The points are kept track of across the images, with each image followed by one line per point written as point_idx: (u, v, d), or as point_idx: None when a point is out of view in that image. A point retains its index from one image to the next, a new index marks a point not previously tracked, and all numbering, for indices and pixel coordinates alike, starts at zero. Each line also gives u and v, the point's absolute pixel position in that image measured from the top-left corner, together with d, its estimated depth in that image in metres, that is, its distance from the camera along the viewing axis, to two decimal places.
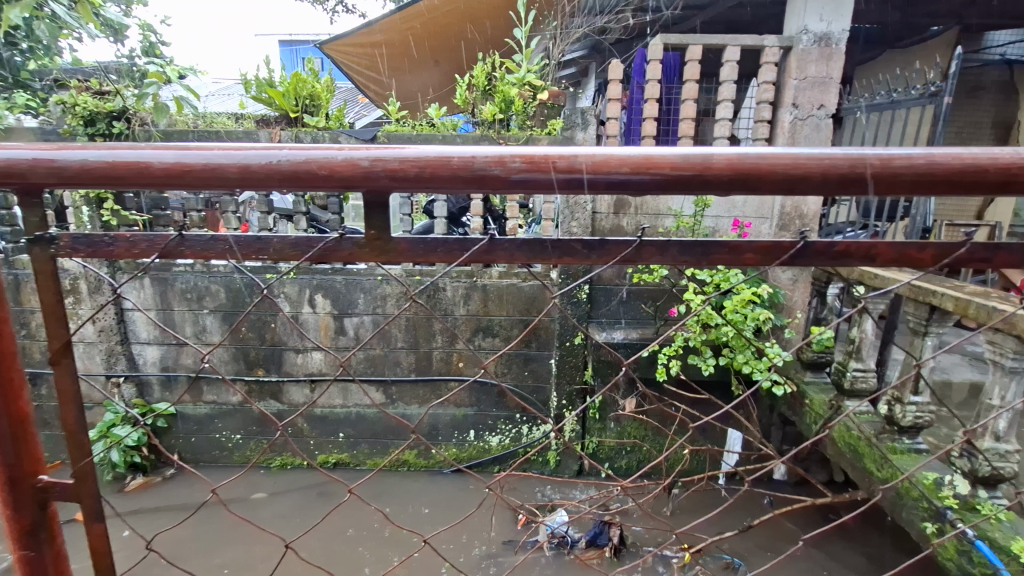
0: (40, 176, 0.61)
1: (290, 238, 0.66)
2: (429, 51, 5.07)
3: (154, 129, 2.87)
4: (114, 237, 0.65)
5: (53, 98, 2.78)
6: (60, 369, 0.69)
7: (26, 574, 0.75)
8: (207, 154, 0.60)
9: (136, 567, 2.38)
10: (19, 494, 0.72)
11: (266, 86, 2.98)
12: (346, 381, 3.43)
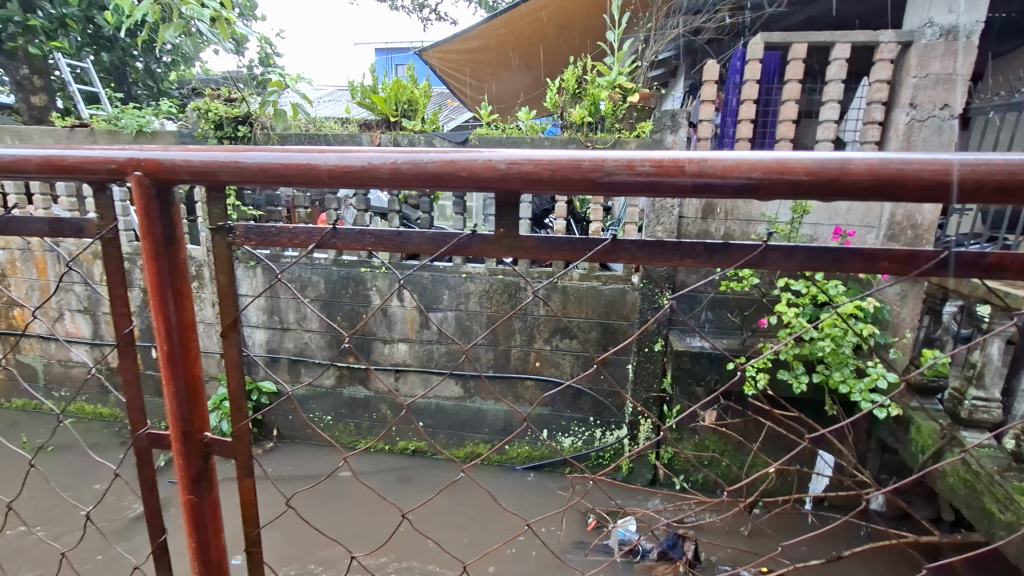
0: (227, 175, 0.71)
1: (426, 234, 0.73)
2: (522, 56, 5.19)
3: (272, 132, 3.18)
4: (279, 228, 0.75)
5: (191, 105, 3.15)
6: (229, 340, 0.80)
7: (189, 516, 0.87)
8: (365, 157, 0.67)
9: (279, 520, 2.76)
10: (190, 447, 0.84)
11: (370, 93, 3.22)
12: (428, 372, 3.60)
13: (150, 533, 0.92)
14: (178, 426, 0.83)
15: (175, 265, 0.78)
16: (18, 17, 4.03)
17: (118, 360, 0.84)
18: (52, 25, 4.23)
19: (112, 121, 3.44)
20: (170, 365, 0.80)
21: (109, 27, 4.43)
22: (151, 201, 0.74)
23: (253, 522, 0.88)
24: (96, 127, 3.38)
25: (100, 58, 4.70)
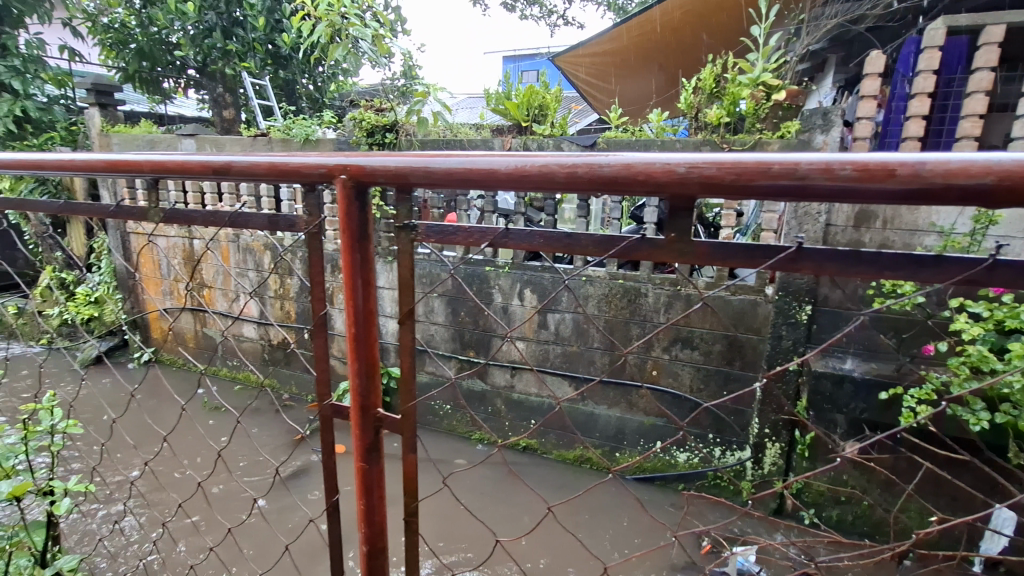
0: (417, 178, 0.79)
1: (595, 237, 0.75)
2: (656, 56, 5.07)
3: (415, 139, 3.45)
4: (456, 228, 0.83)
5: (349, 115, 3.54)
6: (405, 327, 0.88)
7: (360, 481, 0.97)
8: (543, 161, 0.70)
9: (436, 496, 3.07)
10: (366, 421, 0.94)
11: (504, 99, 3.34)
12: (542, 371, 3.65)
13: (326, 491, 1.04)
14: (358, 400, 0.94)
15: (365, 257, 0.88)
16: (219, 44, 4.81)
17: (312, 339, 0.96)
18: (243, 48, 5.00)
19: (285, 131, 3.97)
20: (356, 346, 0.91)
21: (284, 49, 5.12)
22: (352, 202, 0.85)
23: (414, 494, 0.96)
24: (274, 136, 3.92)
25: (275, 75, 5.45)
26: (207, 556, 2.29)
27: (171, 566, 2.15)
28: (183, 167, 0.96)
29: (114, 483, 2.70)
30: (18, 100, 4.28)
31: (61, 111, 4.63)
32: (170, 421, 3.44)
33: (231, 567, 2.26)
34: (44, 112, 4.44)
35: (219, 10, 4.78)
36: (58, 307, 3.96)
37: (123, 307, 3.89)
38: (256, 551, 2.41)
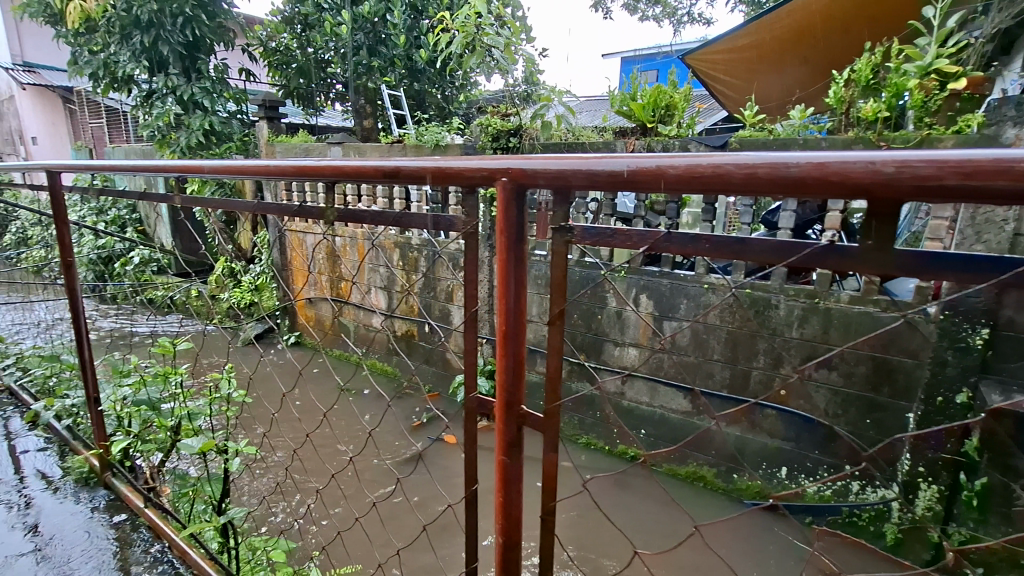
0: (578, 180, 0.79)
1: (772, 243, 0.70)
2: (804, 46, 4.65)
3: (537, 142, 3.52)
4: (615, 230, 0.82)
5: (477, 121, 3.73)
6: (555, 328, 0.89)
7: (501, 475, 1.00)
8: (719, 161, 0.66)
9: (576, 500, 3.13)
10: (511, 416, 0.97)
11: (629, 100, 3.28)
12: (656, 381, 3.52)
13: (464, 480, 1.09)
14: (503, 396, 0.96)
15: (520, 258, 0.90)
16: (365, 61, 5.31)
17: (463, 334, 1.00)
18: (385, 64, 5.46)
19: (419, 137, 4.25)
20: (506, 343, 0.93)
21: (420, 62, 5.51)
22: (511, 204, 0.87)
23: (552, 493, 0.97)
24: (409, 142, 4.22)
25: (410, 87, 5.87)
26: (353, 526, 2.54)
27: (321, 531, 2.40)
28: (357, 171, 1.04)
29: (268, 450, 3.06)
30: (207, 116, 5.05)
31: (237, 125, 5.38)
32: (332, 398, 3.92)
33: (372, 540, 2.48)
34: (225, 126, 5.20)
35: (367, 31, 5.28)
36: (227, 293, 4.60)
37: (276, 295, 4.42)
38: (392, 528, 2.62)
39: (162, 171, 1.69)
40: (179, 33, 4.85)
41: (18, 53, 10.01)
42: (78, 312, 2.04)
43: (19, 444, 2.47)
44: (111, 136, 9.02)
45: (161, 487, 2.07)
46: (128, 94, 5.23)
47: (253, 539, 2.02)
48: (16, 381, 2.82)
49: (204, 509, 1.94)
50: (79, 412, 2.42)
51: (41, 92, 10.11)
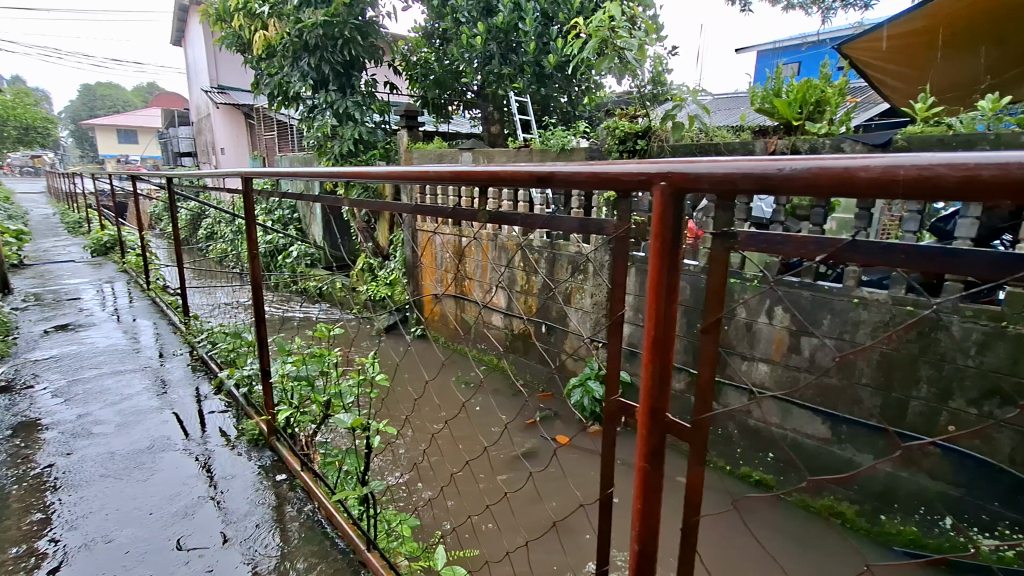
0: (747, 185, 0.73)
1: (994, 256, 0.61)
2: (1005, 22, 3.98)
3: (667, 144, 3.40)
4: (788, 235, 0.77)
5: (605, 125, 3.73)
6: (709, 337, 0.85)
7: (641, 481, 0.99)
8: (928, 162, 0.57)
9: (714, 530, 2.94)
10: (656, 423, 0.94)
11: (773, 97, 3.05)
12: (789, 402, 3.22)
13: (601, 483, 1.09)
14: (649, 402, 0.94)
15: (675, 263, 0.86)
16: (497, 69, 5.54)
17: (607, 338, 0.99)
18: (515, 71, 5.64)
19: (546, 142, 4.35)
20: (655, 349, 0.91)
21: (549, 68, 5.61)
22: (668, 211, 0.84)
23: (697, 506, 0.93)
24: (535, 147, 4.34)
25: (537, 93, 6.00)
26: (484, 512, 2.70)
27: (451, 517, 2.53)
28: (508, 176, 1.07)
29: (409, 431, 3.33)
30: (358, 126, 5.60)
31: (382, 134, 5.91)
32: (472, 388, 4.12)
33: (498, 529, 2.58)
34: (371, 135, 5.73)
35: (500, 41, 5.50)
36: (366, 286, 5.07)
37: (407, 290, 4.78)
38: (516, 524, 2.67)
39: (319, 174, 1.91)
40: (339, 54, 5.44)
41: (214, 79, 11.95)
42: (259, 298, 2.39)
43: (207, 405, 2.94)
44: (279, 147, 10.43)
45: (314, 454, 2.34)
46: (296, 109, 5.99)
47: (389, 511, 2.20)
48: (207, 352, 3.37)
49: (349, 479, 2.15)
50: (253, 383, 2.83)
51: (229, 110, 11.97)
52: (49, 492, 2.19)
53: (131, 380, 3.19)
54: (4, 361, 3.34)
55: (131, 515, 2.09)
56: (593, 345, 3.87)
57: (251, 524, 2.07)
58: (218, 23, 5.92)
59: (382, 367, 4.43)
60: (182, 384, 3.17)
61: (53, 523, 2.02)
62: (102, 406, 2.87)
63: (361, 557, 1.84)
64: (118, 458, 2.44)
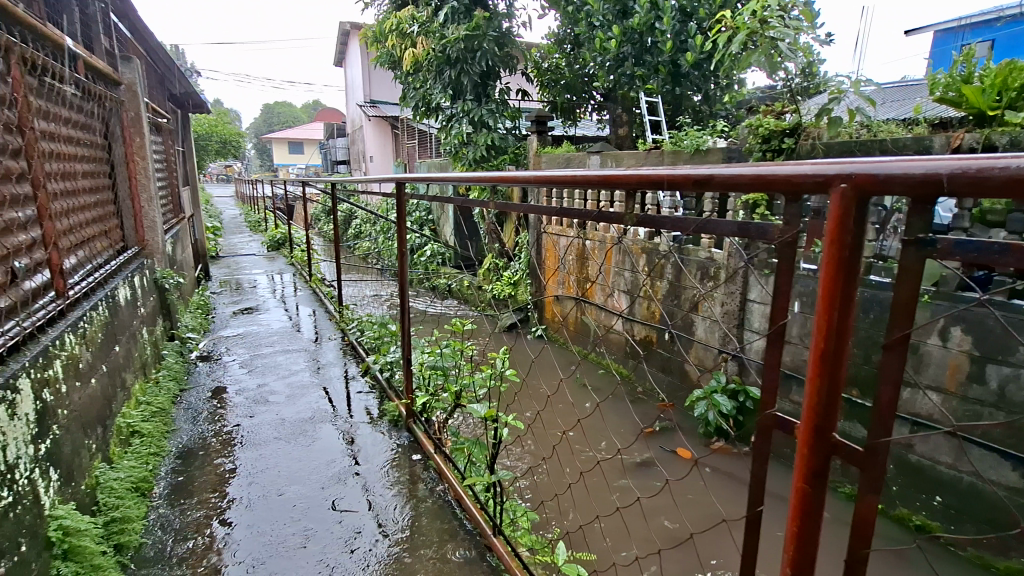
0: (955, 185, 0.62)
1: None
2: None
3: (820, 142, 3.11)
4: (1006, 243, 0.65)
5: (746, 123, 3.52)
6: (893, 354, 0.75)
7: (798, 504, 0.86)
8: None
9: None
10: (821, 445, 0.81)
11: (961, 84, 2.65)
12: (964, 440, 2.74)
13: (749, 499, 1.02)
14: (811, 420, 0.81)
15: (853, 271, 0.73)
16: (630, 71, 5.46)
17: (764, 349, 0.92)
18: (649, 72, 5.51)
19: (679, 142, 4.21)
20: (821, 364, 0.77)
21: (685, 67, 5.40)
22: (848, 216, 0.72)
23: (865, 539, 0.82)
24: (667, 148, 4.23)
25: (672, 92, 5.81)
26: (613, 514, 2.69)
27: (572, 518, 2.54)
28: (662, 179, 1.01)
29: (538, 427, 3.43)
30: (491, 133, 5.89)
31: (513, 139, 6.17)
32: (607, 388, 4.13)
33: (618, 535, 2.54)
34: (503, 140, 6.00)
35: (634, 42, 5.41)
36: (491, 284, 5.31)
37: (530, 290, 4.91)
38: (638, 533, 2.60)
39: (455, 178, 2.04)
40: (477, 65, 5.76)
41: (367, 93, 13.31)
42: (405, 292, 2.62)
43: (356, 385, 3.31)
44: (419, 154, 11.35)
45: (444, 439, 2.50)
46: (436, 119, 6.47)
47: (513, 501, 2.30)
48: (356, 338, 3.78)
49: (476, 465, 2.27)
50: (394, 368, 3.11)
51: (378, 121, 13.31)
52: (237, 446, 2.61)
53: (296, 358, 3.69)
54: (206, 335, 4.06)
55: (297, 475, 2.41)
56: (721, 356, 3.64)
57: (390, 496, 2.28)
58: (374, 44, 6.59)
59: (515, 363, 4.62)
60: (335, 365, 3.59)
61: (239, 474, 2.41)
62: (275, 378, 3.36)
63: (487, 541, 1.94)
64: (287, 425, 2.84)
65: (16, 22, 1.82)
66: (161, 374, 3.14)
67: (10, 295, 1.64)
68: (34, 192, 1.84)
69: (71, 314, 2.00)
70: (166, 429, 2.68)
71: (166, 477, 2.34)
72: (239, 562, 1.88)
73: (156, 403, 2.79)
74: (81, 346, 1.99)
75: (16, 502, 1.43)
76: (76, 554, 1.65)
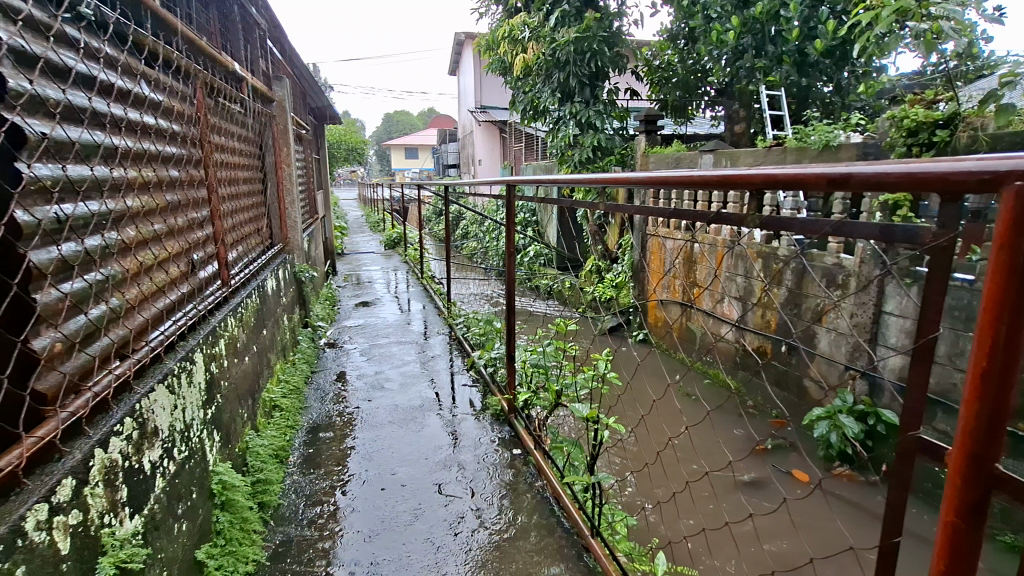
0: None
1: None
2: None
3: (982, 134, 2.74)
4: None
5: (888, 114, 3.17)
6: None
7: (945, 541, 0.74)
8: None
9: None
10: (978, 475, 0.70)
11: None
12: None
13: (885, 528, 0.93)
14: (966, 446, 0.70)
15: None
16: (749, 63, 5.12)
17: (908, 366, 0.83)
18: (771, 63, 5.13)
19: (804, 137, 3.89)
20: (981, 382, 0.67)
21: (815, 55, 4.97)
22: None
23: None
24: (790, 145, 3.94)
25: (797, 84, 5.36)
26: (721, 529, 2.56)
27: (672, 529, 2.47)
28: (791, 178, 0.93)
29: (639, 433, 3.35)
30: (598, 133, 5.87)
31: (620, 140, 6.09)
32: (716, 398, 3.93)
33: (721, 554, 2.40)
34: (610, 141, 5.94)
35: (756, 32, 5.06)
36: (593, 286, 5.29)
37: (633, 293, 4.82)
38: (749, 553, 2.45)
39: (560, 182, 2.05)
40: (586, 66, 5.74)
41: (478, 99, 13.85)
42: (511, 291, 2.71)
43: (461, 378, 3.49)
44: (526, 156, 11.62)
45: (544, 437, 2.55)
46: (544, 122, 6.57)
47: (612, 505, 2.28)
48: (462, 333, 3.97)
49: (576, 465, 2.30)
50: (497, 364, 3.23)
51: (488, 126, 13.83)
52: (357, 426, 2.88)
53: (409, 349, 3.97)
54: (333, 324, 4.51)
55: (409, 458, 2.60)
56: (848, 373, 3.29)
57: (491, 486, 2.37)
58: (487, 52, 6.86)
59: (618, 366, 4.57)
60: (443, 357, 3.81)
61: (357, 451, 2.64)
62: (390, 366, 3.65)
63: (585, 541, 1.95)
64: (400, 410, 3.07)
65: (201, 53, 2.16)
66: (297, 356, 3.55)
67: (189, 283, 1.95)
68: (209, 195, 2.17)
69: (232, 299, 2.34)
70: (301, 405, 3.03)
71: (299, 448, 2.63)
72: (356, 531, 2.07)
73: (293, 382, 3.16)
74: (239, 328, 2.31)
75: (190, 456, 1.71)
76: (231, 505, 1.94)
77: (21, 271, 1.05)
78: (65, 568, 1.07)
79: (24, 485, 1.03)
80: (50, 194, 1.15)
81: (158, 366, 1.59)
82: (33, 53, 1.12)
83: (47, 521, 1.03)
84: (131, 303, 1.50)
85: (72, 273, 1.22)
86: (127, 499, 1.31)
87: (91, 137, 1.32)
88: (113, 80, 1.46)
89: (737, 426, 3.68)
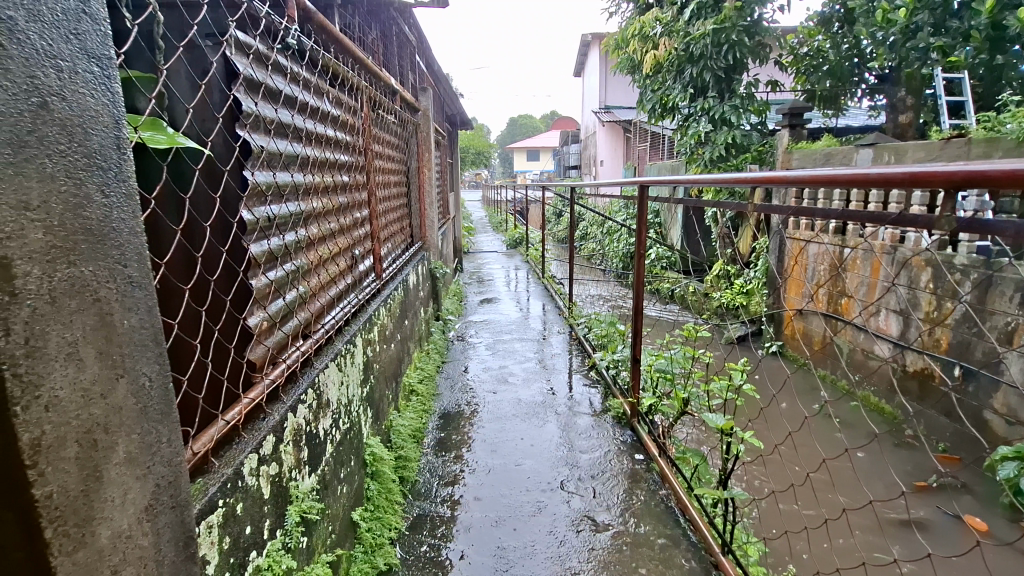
0: None
1: None
2: None
3: None
4: None
5: None
6: None
7: None
8: None
9: None
10: None
11: None
12: None
13: None
14: None
15: None
16: (923, 44, 4.47)
17: None
18: (953, 42, 4.40)
19: (996, 126, 3.31)
20: None
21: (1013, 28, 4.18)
22: None
23: None
24: (975, 135, 3.38)
25: (987, 64, 4.55)
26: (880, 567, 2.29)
27: (813, 558, 2.27)
28: (1004, 177, 0.77)
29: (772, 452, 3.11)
30: (732, 130, 5.53)
31: (758, 136, 5.67)
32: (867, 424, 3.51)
33: None
34: (746, 138, 5.56)
35: (934, 8, 4.38)
36: (721, 292, 5.00)
37: (768, 301, 4.47)
38: None
39: (694, 183, 1.95)
40: (723, 60, 5.43)
41: (602, 100, 13.73)
42: (639, 294, 2.66)
43: (582, 378, 3.50)
44: (650, 156, 11.30)
45: (669, 445, 2.48)
46: (673, 120, 6.34)
47: (743, 524, 2.15)
48: (584, 334, 3.99)
49: (703, 478, 2.21)
50: (620, 366, 3.20)
51: (612, 126, 13.67)
52: (484, 416, 3.03)
53: (530, 346, 4.08)
54: (460, 318, 4.79)
55: (532, 451, 2.68)
56: None
57: (613, 487, 2.36)
58: (616, 52, 6.78)
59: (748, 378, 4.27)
60: (565, 356, 3.85)
61: (483, 440, 2.78)
62: (513, 362, 3.78)
63: (714, 558, 1.87)
64: (522, 404, 3.17)
65: (367, 71, 2.43)
66: (431, 346, 3.84)
67: (353, 275, 2.20)
68: (368, 197, 2.43)
69: (383, 291, 2.60)
70: (434, 392, 3.27)
71: (433, 432, 2.85)
72: (481, 515, 2.18)
73: (427, 370, 3.42)
74: (388, 317, 2.56)
75: (351, 428, 1.93)
76: (379, 476, 2.16)
77: (244, 261, 1.27)
78: (266, 510, 1.28)
79: (242, 437, 1.24)
80: (264, 197, 1.37)
81: (330, 346, 1.82)
82: (258, 79, 1.35)
83: (257, 468, 1.23)
84: (313, 291, 1.74)
85: (276, 263, 1.45)
86: (308, 459, 1.52)
87: (292, 147, 1.55)
88: (307, 98, 1.70)
89: (892, 456, 3.25)
